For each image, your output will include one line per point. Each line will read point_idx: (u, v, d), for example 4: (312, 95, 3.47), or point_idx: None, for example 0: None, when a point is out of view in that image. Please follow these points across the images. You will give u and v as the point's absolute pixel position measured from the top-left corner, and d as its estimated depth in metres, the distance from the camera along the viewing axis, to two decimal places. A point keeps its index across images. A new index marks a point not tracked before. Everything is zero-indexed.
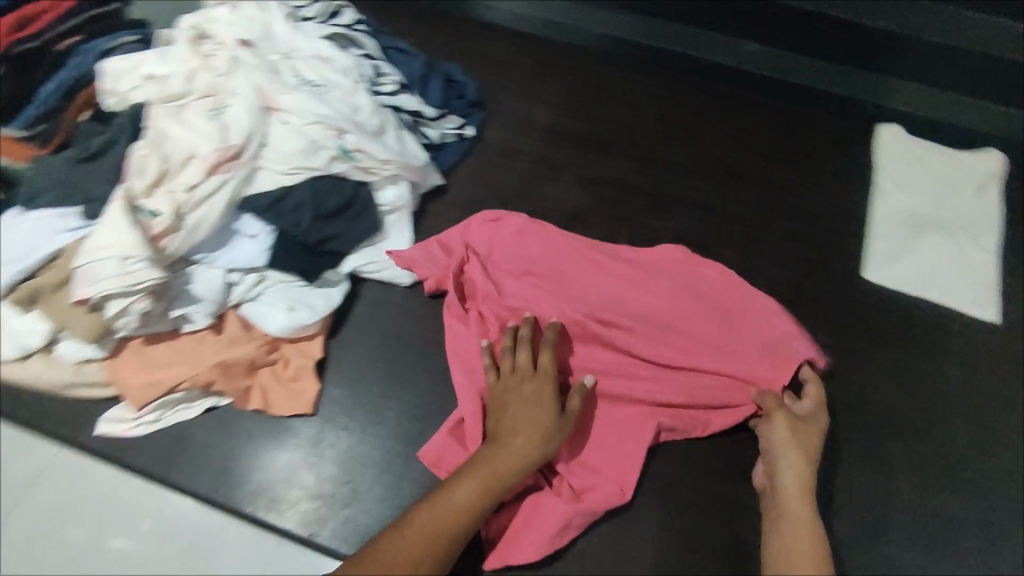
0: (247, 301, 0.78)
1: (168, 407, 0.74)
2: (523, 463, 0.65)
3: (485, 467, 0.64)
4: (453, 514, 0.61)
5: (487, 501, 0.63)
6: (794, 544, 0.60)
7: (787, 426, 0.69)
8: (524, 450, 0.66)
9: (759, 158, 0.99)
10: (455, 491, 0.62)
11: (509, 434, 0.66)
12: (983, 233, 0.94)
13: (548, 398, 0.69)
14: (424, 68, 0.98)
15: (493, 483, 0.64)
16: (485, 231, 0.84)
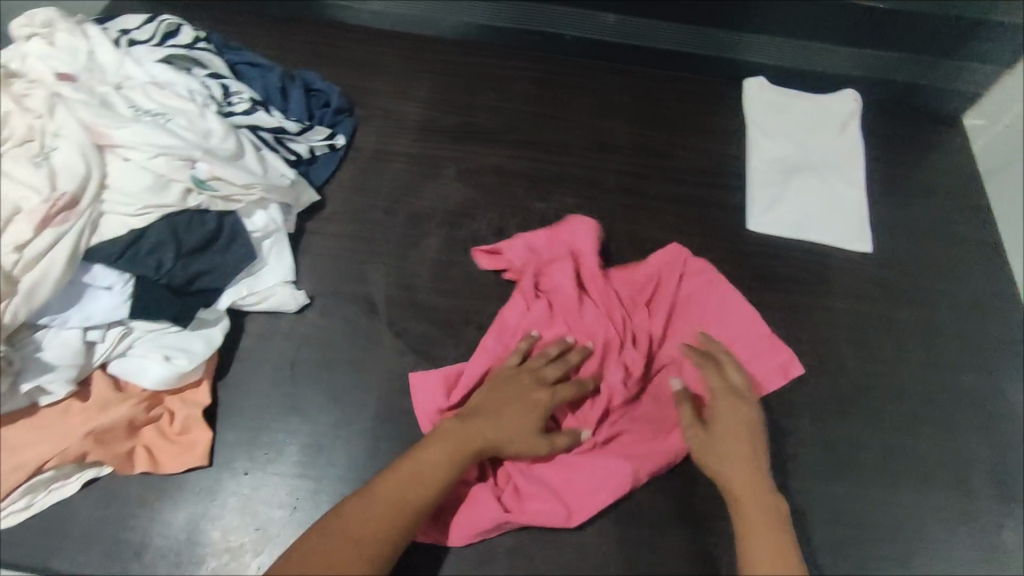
0: (116, 359, 0.72)
1: (39, 488, 0.68)
2: (496, 445, 0.68)
3: (454, 438, 0.67)
4: (417, 483, 0.64)
5: (454, 474, 0.65)
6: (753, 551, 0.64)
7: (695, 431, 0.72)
8: (510, 443, 0.68)
9: (633, 128, 1.01)
10: (423, 460, 0.65)
11: (492, 422, 0.69)
12: (850, 168, 0.99)
13: (543, 408, 0.70)
14: (282, 81, 0.94)
15: (461, 456, 0.66)
16: (583, 239, 0.85)
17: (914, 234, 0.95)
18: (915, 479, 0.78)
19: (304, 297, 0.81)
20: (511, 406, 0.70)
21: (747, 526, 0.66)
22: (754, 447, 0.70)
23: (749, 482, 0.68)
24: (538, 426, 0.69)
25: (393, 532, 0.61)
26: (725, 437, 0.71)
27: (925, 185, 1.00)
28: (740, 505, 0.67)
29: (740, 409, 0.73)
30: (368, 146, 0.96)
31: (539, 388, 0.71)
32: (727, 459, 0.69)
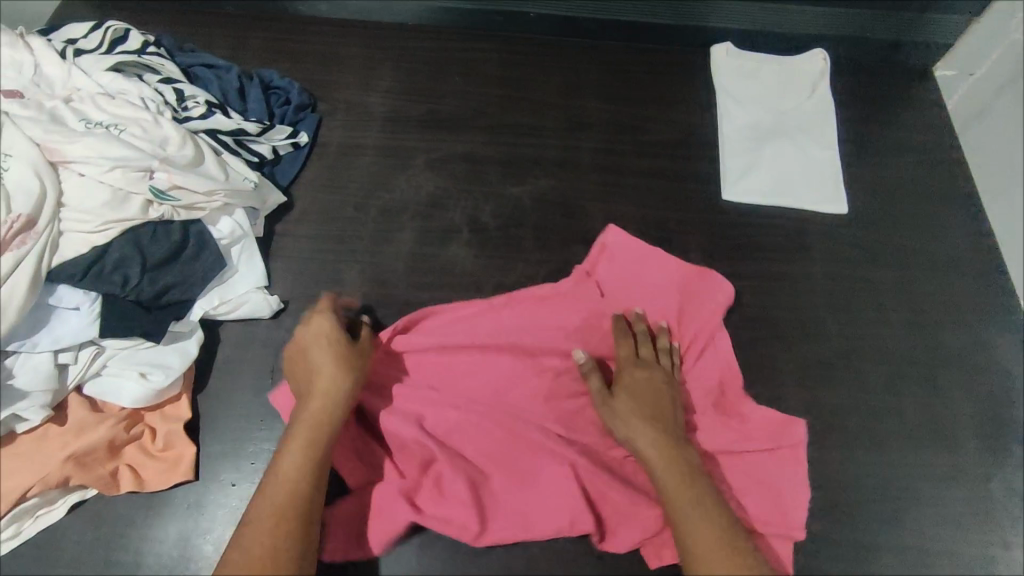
0: (91, 379, 0.70)
1: (25, 516, 0.66)
2: (333, 395, 0.65)
3: (302, 425, 0.64)
4: (288, 483, 0.61)
5: (314, 450, 0.63)
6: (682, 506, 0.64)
7: (624, 395, 0.71)
8: (332, 387, 0.66)
9: (603, 105, 1.00)
10: (285, 458, 0.62)
11: (313, 381, 0.66)
12: (823, 129, 0.99)
13: (335, 336, 0.69)
14: (240, 82, 0.92)
15: (313, 430, 0.64)
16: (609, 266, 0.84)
17: (891, 193, 0.95)
18: (902, 438, 0.78)
19: (278, 302, 0.80)
20: (320, 358, 0.67)
21: (666, 479, 0.66)
22: (662, 411, 0.71)
23: (661, 439, 0.68)
24: (342, 353, 0.68)
25: (295, 532, 0.58)
26: (633, 404, 0.71)
27: (900, 141, 1.00)
28: (660, 466, 0.67)
29: (648, 373, 0.74)
30: (334, 141, 0.94)
31: (306, 327, 0.69)
32: (634, 421, 0.69)
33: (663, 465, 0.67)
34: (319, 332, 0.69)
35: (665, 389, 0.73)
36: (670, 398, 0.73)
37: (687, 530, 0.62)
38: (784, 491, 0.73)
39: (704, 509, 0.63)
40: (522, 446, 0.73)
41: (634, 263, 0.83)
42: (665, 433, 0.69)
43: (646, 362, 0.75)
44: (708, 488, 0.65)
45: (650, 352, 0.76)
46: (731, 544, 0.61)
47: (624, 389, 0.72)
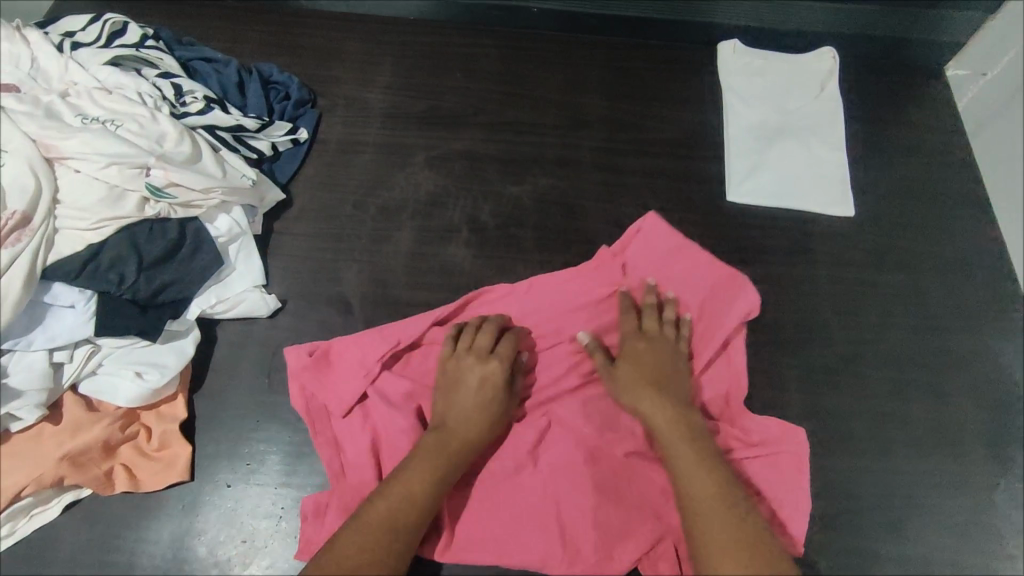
0: (86, 378, 0.70)
1: (19, 515, 0.66)
2: (474, 439, 0.68)
3: (435, 449, 0.66)
4: (409, 503, 0.62)
5: (441, 482, 0.65)
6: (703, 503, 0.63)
7: (647, 382, 0.71)
8: (479, 425, 0.69)
9: (607, 103, 0.98)
10: (410, 478, 0.64)
11: (462, 419, 0.69)
12: (830, 129, 0.97)
13: (497, 382, 0.71)
14: (240, 76, 0.91)
15: (446, 462, 0.66)
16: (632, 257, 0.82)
17: (897, 195, 0.93)
18: (904, 445, 0.77)
19: (275, 301, 0.79)
20: (471, 398, 0.70)
21: (669, 450, 0.67)
22: (682, 404, 0.70)
23: (665, 410, 0.69)
24: (497, 392, 0.71)
25: (390, 555, 0.59)
26: (637, 378, 0.72)
27: (909, 142, 0.98)
28: (663, 438, 0.68)
29: (650, 345, 0.74)
30: (333, 137, 0.93)
31: (483, 362, 0.72)
32: (654, 408, 0.69)
33: (666, 436, 0.68)
34: (490, 374, 0.71)
35: (668, 361, 0.73)
36: (673, 368, 0.73)
37: (690, 503, 0.64)
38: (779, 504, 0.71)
39: (707, 479, 0.64)
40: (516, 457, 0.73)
41: (652, 263, 0.82)
42: (691, 427, 0.68)
43: (650, 333, 0.75)
44: (710, 458, 0.66)
45: (654, 322, 0.76)
46: (734, 513, 0.62)
47: (626, 361, 0.73)
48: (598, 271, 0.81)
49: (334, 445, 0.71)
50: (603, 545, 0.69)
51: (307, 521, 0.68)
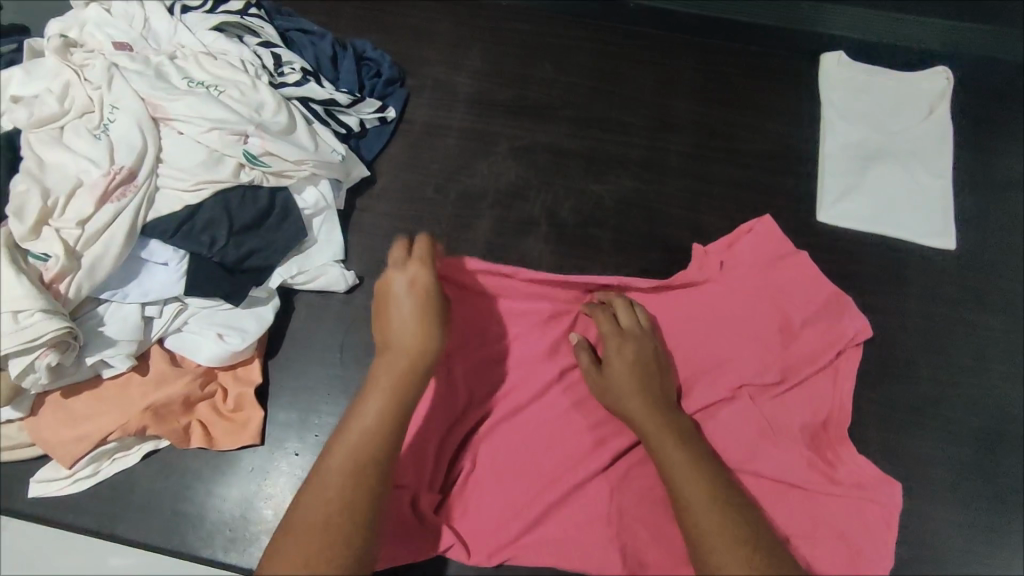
0: (173, 334, 0.72)
1: (103, 458, 0.69)
2: (421, 354, 0.62)
3: (384, 376, 0.60)
4: (369, 441, 0.58)
5: (401, 405, 0.60)
6: (704, 519, 0.60)
7: (634, 392, 0.69)
8: (421, 338, 0.62)
9: (697, 106, 0.95)
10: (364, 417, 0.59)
11: (401, 335, 0.62)
12: (934, 154, 0.92)
13: (426, 284, 0.65)
14: (335, 50, 0.91)
15: (397, 389, 0.60)
16: (735, 261, 0.82)
17: (1001, 232, 0.88)
18: (982, 499, 0.74)
19: (354, 277, 0.80)
20: (401, 308, 0.63)
21: (658, 448, 0.65)
22: (668, 415, 0.68)
23: (650, 410, 0.68)
24: (429, 302, 0.64)
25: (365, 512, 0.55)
26: (624, 380, 0.70)
27: (1021, 175, 0.92)
28: (650, 437, 0.67)
29: (632, 344, 0.72)
30: (420, 119, 0.93)
31: (403, 268, 0.65)
32: (647, 421, 0.67)
33: (656, 435, 0.66)
34: (411, 279, 0.65)
35: (653, 360, 0.72)
36: (656, 365, 0.72)
37: (689, 504, 0.61)
38: (843, 549, 0.69)
39: (700, 479, 0.62)
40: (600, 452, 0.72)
41: (747, 271, 0.81)
42: (683, 440, 0.66)
43: (628, 332, 0.74)
44: (700, 454, 0.65)
45: (628, 320, 0.75)
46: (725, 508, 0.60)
47: (611, 363, 0.72)
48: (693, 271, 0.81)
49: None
50: (662, 563, 0.68)
51: None
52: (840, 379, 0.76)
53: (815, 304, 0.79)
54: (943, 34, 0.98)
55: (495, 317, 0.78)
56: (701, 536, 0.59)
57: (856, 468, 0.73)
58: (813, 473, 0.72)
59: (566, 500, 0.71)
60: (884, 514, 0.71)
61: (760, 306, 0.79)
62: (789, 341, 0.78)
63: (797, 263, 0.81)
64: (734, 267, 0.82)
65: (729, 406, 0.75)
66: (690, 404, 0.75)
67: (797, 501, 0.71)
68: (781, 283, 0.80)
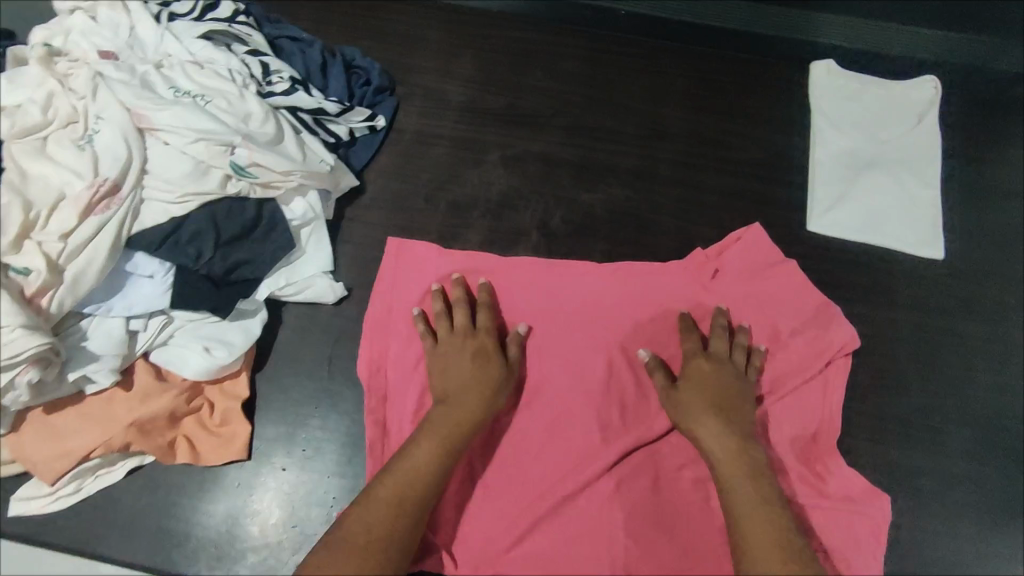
0: (158, 347, 0.71)
1: (85, 475, 0.68)
2: (476, 416, 0.68)
3: (439, 429, 0.67)
4: (418, 478, 0.64)
5: (449, 452, 0.66)
6: (760, 552, 0.61)
7: (711, 417, 0.69)
8: (479, 399, 0.69)
9: (688, 115, 0.95)
10: (417, 455, 0.65)
11: (460, 392, 0.69)
12: (924, 163, 0.92)
13: (488, 349, 0.72)
14: (324, 57, 0.91)
15: (447, 438, 0.66)
16: (726, 268, 0.82)
17: (989, 241, 0.88)
18: (969, 509, 0.74)
19: (342, 289, 0.79)
20: (461, 365, 0.71)
21: (734, 495, 0.65)
22: (748, 444, 0.68)
23: (728, 451, 0.68)
24: (491, 364, 0.71)
25: (398, 535, 0.60)
26: (708, 417, 0.69)
27: (1011, 184, 0.92)
28: (727, 480, 0.66)
29: (723, 380, 0.72)
30: (410, 128, 0.92)
31: (470, 334, 0.73)
32: (722, 450, 0.68)
33: (733, 481, 0.66)
34: (474, 344, 0.72)
35: (736, 387, 0.72)
36: (740, 396, 0.72)
37: (750, 537, 0.62)
38: (831, 564, 0.69)
39: (765, 516, 0.64)
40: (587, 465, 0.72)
41: (733, 280, 0.81)
42: (755, 474, 0.66)
43: (720, 367, 0.73)
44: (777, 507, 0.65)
45: (716, 345, 0.74)
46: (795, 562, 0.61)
47: (697, 396, 0.71)
48: (677, 279, 0.81)
49: (381, 426, 0.73)
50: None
51: None
52: (829, 391, 0.76)
53: (803, 314, 0.79)
54: (933, 43, 0.98)
55: None
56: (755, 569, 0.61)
57: (845, 481, 0.73)
58: (801, 487, 0.73)
59: (557, 517, 0.71)
60: (872, 526, 0.71)
61: (746, 314, 0.79)
62: (773, 349, 0.78)
63: (786, 272, 0.81)
64: (724, 275, 0.81)
65: None
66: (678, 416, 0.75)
67: None
68: (769, 292, 0.80)
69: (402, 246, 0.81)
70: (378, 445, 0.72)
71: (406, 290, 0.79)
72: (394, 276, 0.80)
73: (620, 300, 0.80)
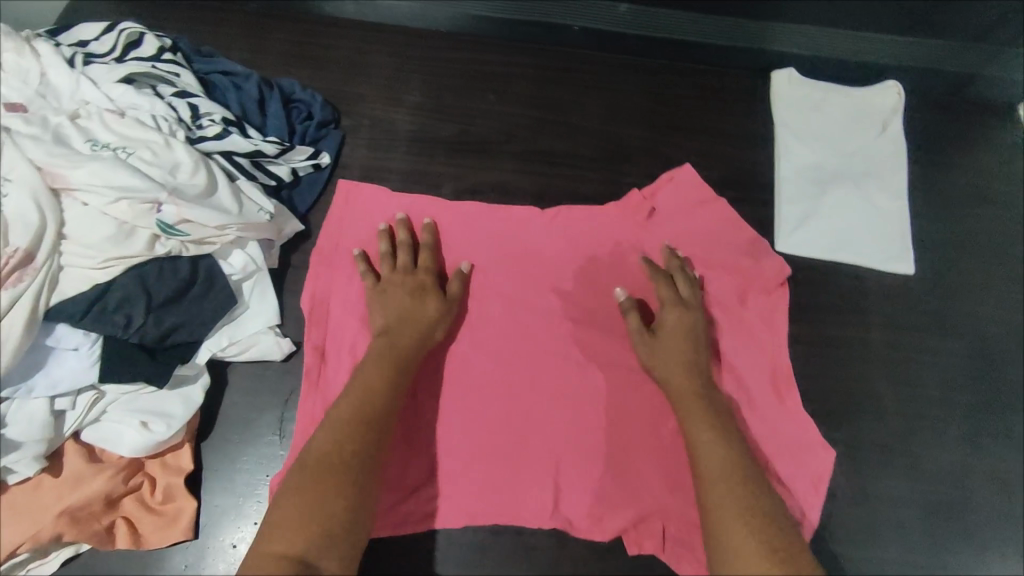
0: (89, 425, 0.66)
1: (15, 570, 0.62)
2: (418, 342, 0.71)
3: (384, 352, 0.69)
4: (369, 397, 0.65)
5: (398, 374, 0.68)
6: (716, 465, 0.64)
7: (675, 351, 0.73)
8: (421, 327, 0.72)
9: (646, 132, 0.92)
10: (366, 380, 0.67)
11: (402, 323, 0.72)
12: (890, 173, 0.90)
13: (427, 286, 0.75)
14: (260, 92, 0.85)
15: (392, 364, 0.68)
16: (660, 204, 0.86)
17: (959, 250, 0.86)
18: (945, 533, 0.72)
19: (290, 344, 0.75)
20: (401, 300, 0.74)
21: (691, 414, 0.69)
22: (699, 376, 0.72)
23: (686, 379, 0.71)
24: (432, 297, 0.74)
25: (354, 453, 0.60)
26: (671, 346, 0.73)
27: (975, 191, 0.90)
28: (686, 402, 0.70)
29: (687, 315, 0.75)
30: (357, 163, 0.87)
31: (410, 274, 0.76)
32: (676, 376, 0.72)
33: (692, 401, 0.70)
34: (415, 281, 0.75)
35: (701, 332, 0.75)
36: (703, 340, 0.75)
37: (710, 456, 0.65)
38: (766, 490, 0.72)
39: (718, 436, 0.66)
40: (532, 394, 0.77)
41: (666, 220, 0.85)
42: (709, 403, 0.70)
43: (688, 304, 0.77)
44: (729, 426, 0.68)
45: (687, 291, 0.78)
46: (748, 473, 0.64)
47: (663, 332, 0.74)
48: (613, 216, 0.85)
49: (319, 354, 0.75)
50: None
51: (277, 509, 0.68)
52: (785, 397, 0.76)
53: (734, 250, 0.84)
54: (895, 47, 0.95)
55: None
56: (713, 482, 0.63)
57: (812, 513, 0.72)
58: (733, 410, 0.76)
59: (502, 444, 0.75)
60: (811, 473, 0.73)
61: (680, 247, 0.84)
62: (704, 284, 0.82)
63: (714, 211, 0.86)
64: (658, 215, 0.85)
65: None
66: (641, 436, 0.75)
67: None
68: (698, 231, 0.85)
69: (352, 188, 0.84)
70: (316, 371, 0.74)
71: (353, 233, 0.82)
72: (342, 220, 0.82)
73: (557, 241, 0.84)
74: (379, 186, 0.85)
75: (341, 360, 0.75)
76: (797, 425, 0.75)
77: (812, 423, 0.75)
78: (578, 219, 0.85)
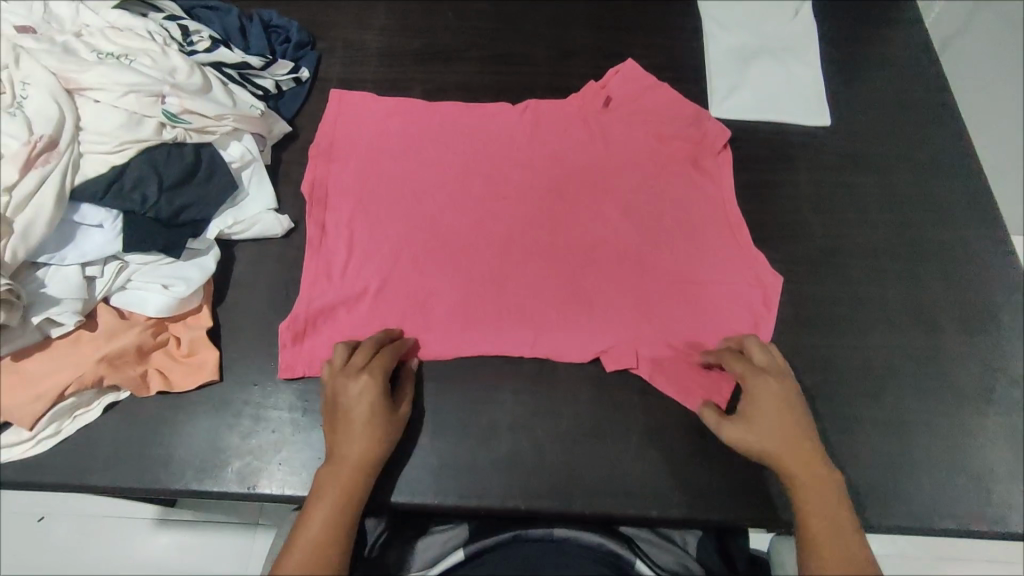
0: (117, 292, 0.75)
1: (64, 416, 0.71)
2: (367, 462, 0.67)
3: (331, 486, 0.66)
4: (319, 544, 0.63)
5: (346, 502, 0.65)
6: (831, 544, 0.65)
7: (772, 434, 0.70)
8: (365, 448, 0.67)
9: (590, 32, 1.03)
10: (314, 514, 0.64)
11: (345, 447, 0.67)
12: (805, 49, 1.02)
13: (379, 393, 0.70)
14: (242, 20, 0.95)
15: (341, 492, 0.66)
16: (615, 87, 0.95)
17: (869, 104, 0.98)
18: (878, 325, 0.82)
19: (288, 222, 0.84)
20: (349, 414, 0.69)
21: (802, 486, 0.68)
22: (799, 444, 0.69)
23: (793, 456, 0.69)
24: (379, 410, 0.69)
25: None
26: (768, 423, 0.70)
27: (881, 57, 1.03)
28: (806, 492, 0.68)
29: (775, 382, 0.72)
30: (334, 76, 0.98)
31: (359, 378, 0.70)
32: (777, 451, 0.69)
33: (807, 488, 0.68)
34: (366, 390, 0.69)
35: (794, 402, 0.72)
36: (800, 409, 0.72)
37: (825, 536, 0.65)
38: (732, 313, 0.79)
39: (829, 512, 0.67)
40: (510, 253, 0.85)
41: (621, 105, 0.95)
42: (816, 480, 0.68)
43: (768, 371, 0.73)
44: (843, 502, 0.67)
45: (767, 359, 0.74)
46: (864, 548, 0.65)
47: (752, 409, 0.71)
48: (572, 104, 0.95)
49: (320, 229, 0.85)
50: (595, 420, 0.78)
51: (286, 347, 0.77)
52: (738, 236, 0.86)
53: (682, 120, 0.93)
54: None
55: (403, 157, 0.90)
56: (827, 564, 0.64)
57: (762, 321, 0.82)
58: (692, 252, 0.85)
59: (484, 295, 0.82)
60: (762, 293, 0.83)
61: (634, 122, 0.93)
62: (657, 152, 0.92)
63: (659, 93, 0.94)
64: (614, 102, 0.95)
65: (617, 215, 0.88)
66: (611, 284, 0.84)
67: (689, 291, 0.83)
68: (647, 111, 0.94)
69: (342, 95, 0.93)
70: (317, 241, 0.84)
71: (342, 131, 0.91)
72: (335, 120, 0.92)
73: (524, 131, 0.93)
74: (365, 94, 0.94)
75: (339, 234, 0.84)
76: (748, 257, 0.85)
77: (762, 256, 0.85)
78: (538, 112, 0.95)
